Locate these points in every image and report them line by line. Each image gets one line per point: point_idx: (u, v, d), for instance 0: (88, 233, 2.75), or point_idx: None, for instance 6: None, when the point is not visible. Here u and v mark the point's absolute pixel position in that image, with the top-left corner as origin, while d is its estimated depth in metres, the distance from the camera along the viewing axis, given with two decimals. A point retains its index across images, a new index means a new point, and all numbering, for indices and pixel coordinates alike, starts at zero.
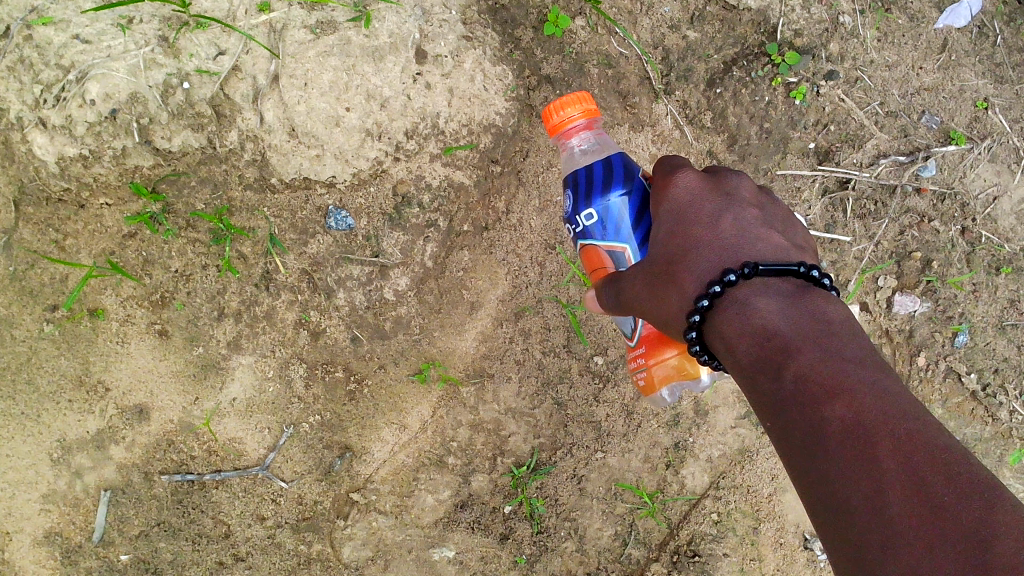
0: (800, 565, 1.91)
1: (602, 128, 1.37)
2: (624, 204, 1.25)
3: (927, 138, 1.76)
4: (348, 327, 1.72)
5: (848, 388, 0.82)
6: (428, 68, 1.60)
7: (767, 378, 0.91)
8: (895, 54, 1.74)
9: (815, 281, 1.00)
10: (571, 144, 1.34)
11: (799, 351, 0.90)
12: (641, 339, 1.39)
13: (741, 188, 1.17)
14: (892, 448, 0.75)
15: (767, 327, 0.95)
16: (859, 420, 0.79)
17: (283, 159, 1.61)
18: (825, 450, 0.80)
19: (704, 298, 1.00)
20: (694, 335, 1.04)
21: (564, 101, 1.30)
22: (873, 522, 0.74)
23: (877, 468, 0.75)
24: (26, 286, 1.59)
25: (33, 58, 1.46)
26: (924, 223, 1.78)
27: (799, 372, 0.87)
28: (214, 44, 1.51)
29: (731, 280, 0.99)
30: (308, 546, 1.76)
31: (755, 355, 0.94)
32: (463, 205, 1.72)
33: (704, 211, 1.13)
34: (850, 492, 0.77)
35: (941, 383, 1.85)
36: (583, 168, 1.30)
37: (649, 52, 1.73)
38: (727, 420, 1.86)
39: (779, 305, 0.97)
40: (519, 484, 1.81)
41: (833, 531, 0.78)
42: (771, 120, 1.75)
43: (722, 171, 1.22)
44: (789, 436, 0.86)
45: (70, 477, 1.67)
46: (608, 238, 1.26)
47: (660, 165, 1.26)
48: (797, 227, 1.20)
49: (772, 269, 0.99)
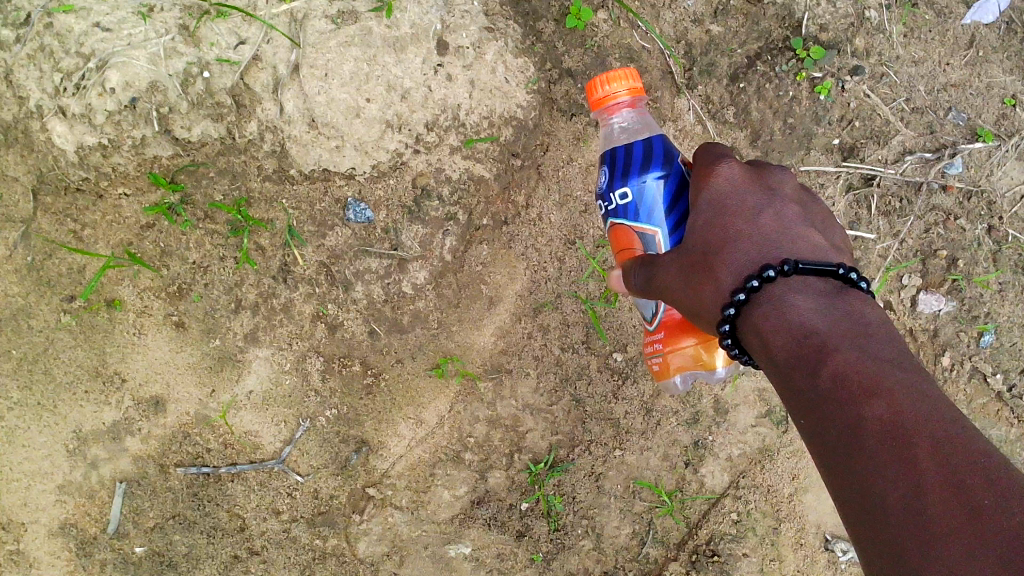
0: (821, 566, 1.88)
1: (645, 107, 1.36)
2: (660, 187, 1.24)
3: (954, 135, 1.73)
4: (366, 320, 1.71)
5: (887, 388, 0.80)
6: (450, 59, 1.59)
7: (802, 374, 0.89)
8: (922, 50, 1.71)
9: (853, 284, 0.97)
10: (613, 119, 1.33)
11: (837, 349, 0.88)
12: (661, 324, 1.36)
13: (784, 184, 1.16)
14: (931, 450, 0.73)
15: (805, 325, 0.93)
16: (897, 421, 0.77)
17: (302, 151, 1.59)
18: (862, 449, 0.78)
19: (741, 291, 0.99)
20: (727, 328, 1.02)
21: (612, 76, 1.28)
22: (909, 523, 0.72)
23: (916, 469, 0.73)
24: (44, 276, 1.59)
25: (53, 47, 1.45)
26: (950, 221, 1.75)
27: (837, 369, 0.85)
28: (235, 33, 1.50)
29: (769, 276, 0.97)
30: (323, 541, 1.74)
31: (790, 351, 0.92)
32: (483, 198, 1.70)
33: (745, 205, 1.11)
34: (885, 492, 0.75)
35: (966, 384, 1.83)
36: (622, 146, 1.29)
37: (672, 46, 1.72)
38: (747, 419, 1.84)
39: (817, 304, 0.95)
40: (537, 481, 1.79)
41: (867, 533, 0.77)
42: (796, 116, 1.73)
43: (766, 165, 1.20)
44: (824, 434, 0.84)
45: (86, 468, 1.66)
46: (639, 220, 1.25)
47: (702, 152, 1.24)
48: (835, 228, 1.20)
49: (811, 267, 0.97)
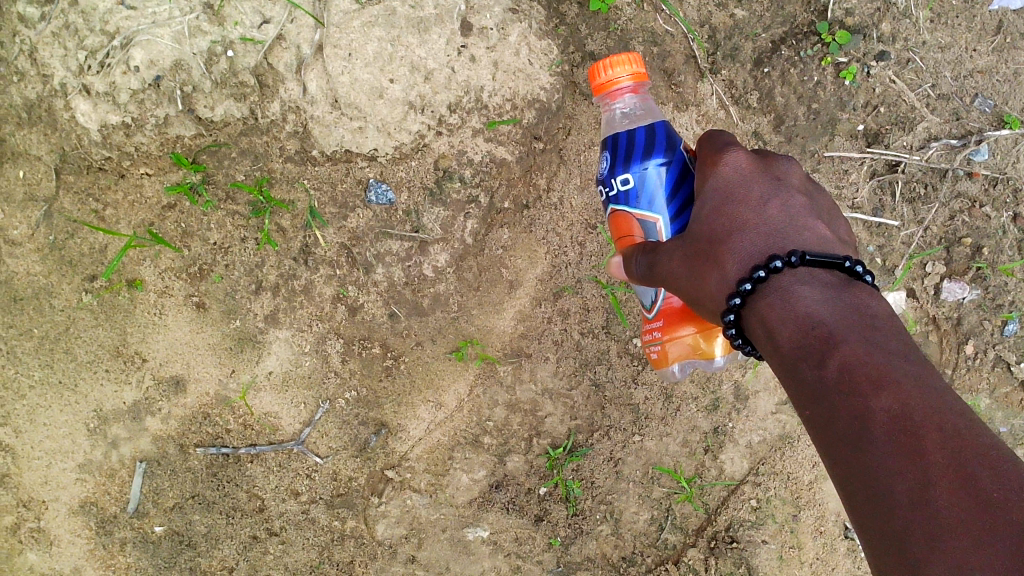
0: (840, 554, 1.87)
1: (648, 93, 1.34)
2: (660, 175, 1.24)
3: (980, 122, 1.71)
4: (386, 303, 1.70)
5: (894, 380, 0.79)
6: (474, 40, 1.59)
7: (808, 365, 0.88)
8: (949, 35, 1.69)
9: (858, 277, 0.98)
10: (615, 105, 1.32)
11: (844, 340, 0.87)
12: (659, 312, 1.36)
13: (791, 175, 1.15)
14: (938, 442, 0.73)
15: (811, 315, 0.92)
16: (906, 413, 0.76)
17: (325, 131, 1.60)
18: (868, 440, 0.78)
19: (747, 281, 0.98)
20: (731, 317, 1.01)
21: (615, 60, 1.28)
22: (917, 515, 0.72)
23: (925, 461, 0.73)
24: (66, 255, 1.59)
25: (79, 24, 1.47)
26: (975, 209, 1.73)
27: (845, 362, 0.84)
28: (259, 12, 1.51)
29: (776, 266, 0.97)
30: (342, 522, 1.74)
31: (796, 341, 0.91)
32: (505, 180, 1.70)
33: (752, 195, 1.10)
34: (892, 484, 0.75)
35: (989, 372, 1.82)
36: (625, 131, 1.28)
37: (695, 30, 1.70)
38: (768, 406, 1.83)
39: (823, 295, 0.94)
40: (555, 465, 1.78)
41: (872, 523, 0.76)
42: (820, 101, 1.71)
43: (772, 155, 1.19)
44: (829, 425, 0.83)
45: (106, 447, 1.67)
46: (640, 207, 1.25)
47: (706, 140, 1.24)
48: (840, 220, 1.19)
49: (818, 259, 0.97)
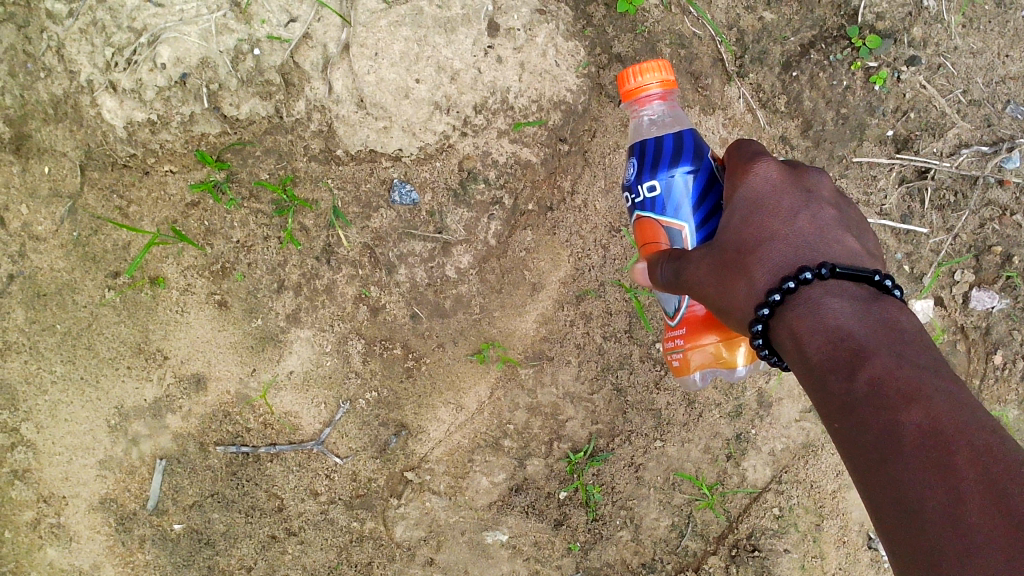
0: (863, 564, 1.84)
1: (676, 100, 1.33)
2: (687, 183, 1.23)
3: (1011, 129, 1.69)
4: (408, 304, 1.70)
5: (925, 394, 0.77)
6: (500, 41, 1.58)
7: (837, 378, 0.86)
8: (980, 41, 1.67)
9: (886, 290, 0.96)
10: (643, 112, 1.31)
11: (874, 354, 0.85)
12: (683, 320, 1.34)
13: (822, 187, 1.13)
14: (970, 457, 0.71)
15: (841, 329, 0.90)
16: (936, 427, 0.74)
17: (350, 130, 1.59)
18: (899, 455, 0.76)
19: (775, 292, 0.97)
20: (759, 328, 0.99)
21: (644, 67, 1.26)
22: (949, 531, 0.70)
23: (955, 476, 0.71)
24: (89, 251, 1.60)
25: (106, 21, 1.47)
26: (1005, 216, 1.71)
27: (875, 375, 0.82)
28: (286, 11, 1.51)
29: (806, 278, 0.95)
30: (361, 523, 1.74)
31: (826, 354, 0.89)
32: (529, 182, 1.69)
33: (782, 205, 1.09)
34: (924, 500, 0.73)
35: (1018, 383, 1.79)
36: (653, 138, 1.27)
37: (723, 32, 1.68)
38: (792, 413, 1.81)
39: (853, 308, 0.93)
40: (576, 470, 1.77)
41: (906, 539, 0.74)
42: (849, 106, 1.69)
43: (803, 166, 1.17)
44: (859, 439, 0.81)
45: (127, 444, 1.67)
46: (666, 215, 1.23)
47: (734, 150, 1.23)
48: (869, 234, 1.17)
49: (848, 272, 0.95)
